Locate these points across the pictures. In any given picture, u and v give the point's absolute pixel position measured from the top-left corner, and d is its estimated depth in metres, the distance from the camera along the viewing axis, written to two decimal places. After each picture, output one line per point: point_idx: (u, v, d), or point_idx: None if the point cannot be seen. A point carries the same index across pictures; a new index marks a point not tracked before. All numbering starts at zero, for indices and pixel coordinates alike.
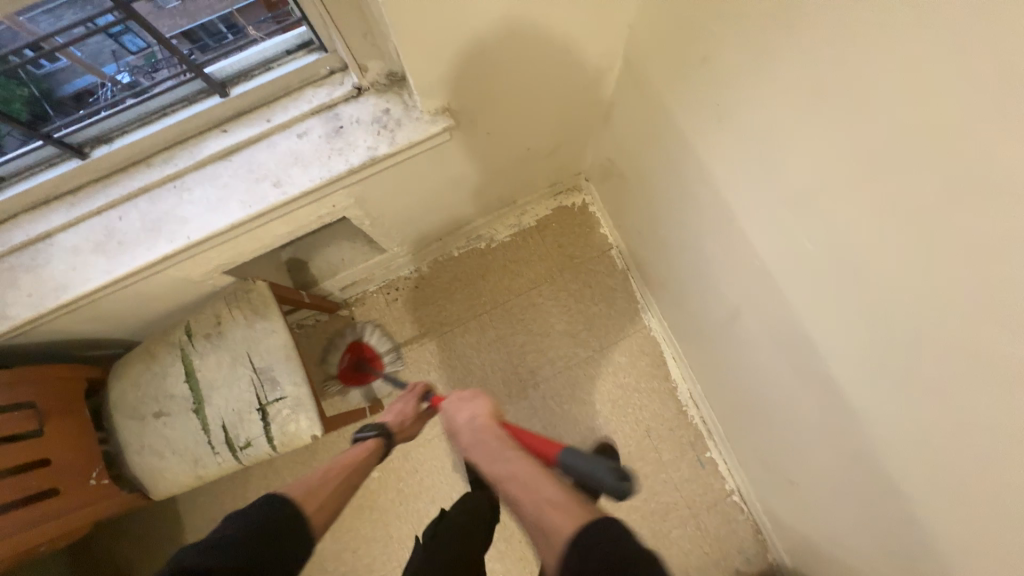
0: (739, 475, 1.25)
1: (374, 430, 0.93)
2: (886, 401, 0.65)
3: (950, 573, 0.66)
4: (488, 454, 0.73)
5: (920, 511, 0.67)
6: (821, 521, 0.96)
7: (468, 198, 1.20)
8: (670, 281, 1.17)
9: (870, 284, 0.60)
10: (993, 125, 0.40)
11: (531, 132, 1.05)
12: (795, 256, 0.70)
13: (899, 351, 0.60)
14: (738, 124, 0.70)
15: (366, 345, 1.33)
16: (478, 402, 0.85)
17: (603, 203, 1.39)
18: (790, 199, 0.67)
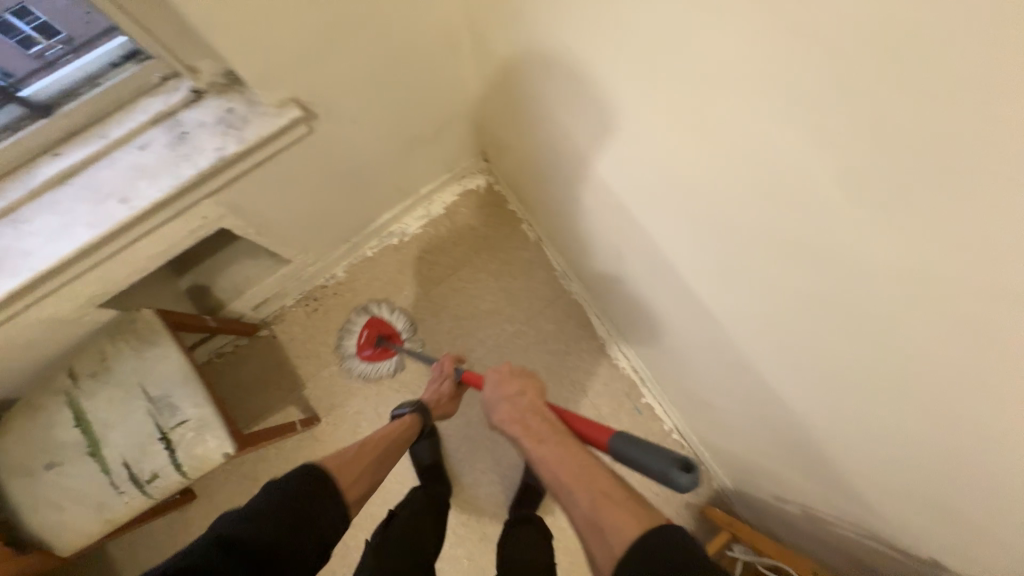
0: (673, 414, 1.31)
1: (413, 407, 1.03)
2: (741, 298, 0.72)
3: (824, 442, 0.73)
4: (535, 435, 0.76)
5: (790, 392, 0.74)
6: (737, 435, 1.02)
7: (362, 193, 1.20)
8: (574, 240, 1.22)
9: (698, 191, 0.66)
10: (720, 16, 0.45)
11: (406, 116, 1.06)
12: (645, 183, 0.76)
13: (736, 246, 0.66)
14: (570, 70, 0.76)
15: (383, 321, 1.34)
16: (525, 379, 0.87)
17: (505, 180, 1.43)
18: (625, 129, 0.72)
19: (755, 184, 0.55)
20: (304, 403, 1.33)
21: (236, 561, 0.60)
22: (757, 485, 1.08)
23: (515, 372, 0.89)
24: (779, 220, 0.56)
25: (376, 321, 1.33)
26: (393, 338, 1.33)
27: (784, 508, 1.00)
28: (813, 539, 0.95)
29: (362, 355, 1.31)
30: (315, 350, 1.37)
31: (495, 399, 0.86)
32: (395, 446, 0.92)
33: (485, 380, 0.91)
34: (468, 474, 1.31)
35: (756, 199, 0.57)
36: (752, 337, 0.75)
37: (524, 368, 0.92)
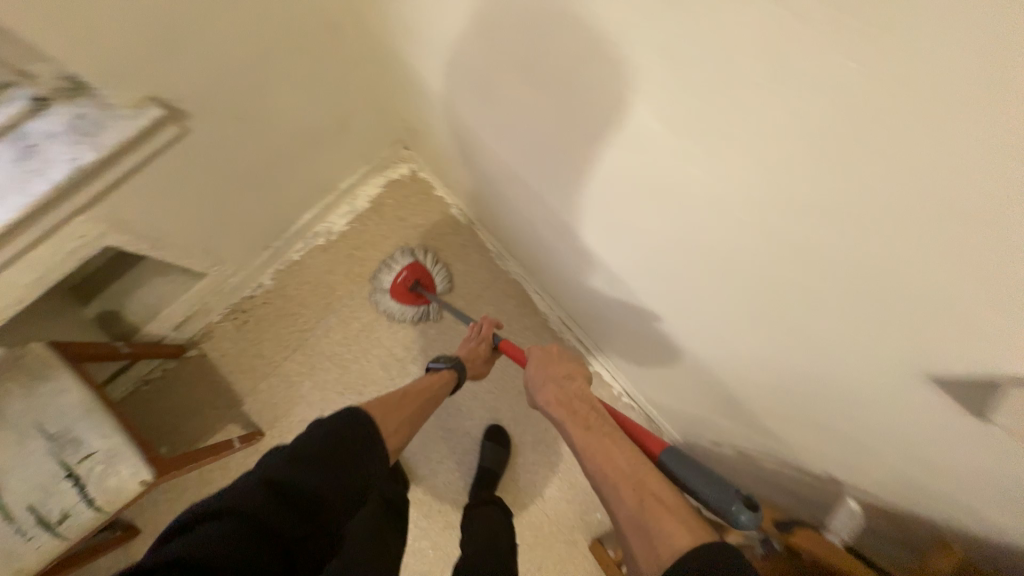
0: (620, 378, 1.34)
1: (449, 362, 1.01)
2: (633, 255, 0.72)
3: (728, 383, 0.75)
4: (582, 421, 0.72)
5: (692, 338, 0.76)
6: (669, 387, 1.05)
7: (271, 192, 1.15)
8: (500, 218, 1.21)
9: (570, 157, 0.65)
10: None
11: (301, 106, 1.01)
12: (529, 152, 0.75)
13: (614, 206, 0.66)
14: (441, 42, 0.74)
15: (423, 269, 1.34)
16: (574, 365, 0.84)
17: (428, 166, 1.40)
18: (499, 98, 0.71)
19: (603, 131, 0.54)
20: (245, 419, 1.28)
21: (281, 506, 0.58)
22: (696, 434, 1.11)
23: (563, 355, 0.86)
24: (631, 166, 0.55)
25: (415, 266, 1.32)
26: (429, 288, 1.33)
27: (720, 451, 1.04)
28: (744, 476, 1.00)
29: (396, 297, 1.31)
30: (251, 363, 1.32)
31: (541, 379, 0.82)
32: (431, 400, 0.90)
33: (529, 356, 0.88)
34: (424, 465, 1.30)
35: (608, 149, 0.56)
36: (653, 291, 0.76)
37: (571, 351, 0.89)
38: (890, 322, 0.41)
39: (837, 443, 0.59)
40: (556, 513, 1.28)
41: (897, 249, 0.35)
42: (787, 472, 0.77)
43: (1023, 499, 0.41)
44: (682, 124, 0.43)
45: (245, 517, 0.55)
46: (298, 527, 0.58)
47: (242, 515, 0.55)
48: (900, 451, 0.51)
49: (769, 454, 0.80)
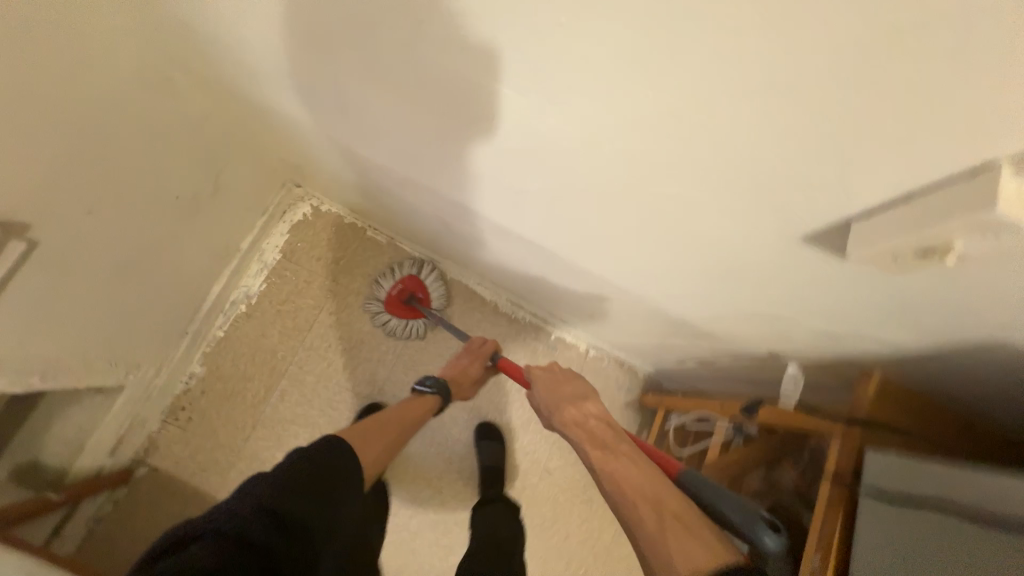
0: (583, 335, 1.38)
1: (435, 387, 1.06)
2: (538, 221, 0.76)
3: (662, 305, 0.81)
4: (599, 440, 0.77)
5: (617, 277, 0.81)
6: (623, 328, 1.10)
7: (163, 275, 1.06)
8: (415, 224, 1.19)
9: (445, 147, 0.67)
10: None
11: (163, 178, 0.93)
12: (409, 154, 0.76)
13: (503, 182, 0.68)
14: (279, 74, 0.71)
15: (419, 283, 1.32)
16: (584, 386, 0.89)
17: (327, 197, 1.34)
18: (358, 112, 0.71)
19: (461, 102, 0.52)
20: None
21: (274, 529, 0.58)
22: (663, 360, 1.18)
23: (569, 378, 0.92)
24: (503, 133, 0.55)
25: (408, 278, 1.31)
26: (424, 300, 1.32)
27: (685, 367, 1.10)
28: (711, 381, 1.07)
29: (389, 309, 1.31)
30: (211, 457, 1.22)
31: (555, 403, 0.88)
32: (414, 426, 0.99)
33: (535, 378, 0.95)
34: (428, 487, 1.28)
35: (475, 124, 0.56)
36: (568, 247, 0.80)
37: (575, 372, 0.95)
38: (759, 205, 0.44)
39: (770, 323, 0.65)
40: (566, 480, 1.32)
41: (739, 139, 0.38)
42: (741, 362, 0.84)
43: (910, 312, 0.48)
44: (522, 77, 0.43)
45: (243, 542, 0.54)
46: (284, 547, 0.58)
47: (239, 540, 0.54)
48: (812, 311, 0.56)
49: (722, 354, 0.86)
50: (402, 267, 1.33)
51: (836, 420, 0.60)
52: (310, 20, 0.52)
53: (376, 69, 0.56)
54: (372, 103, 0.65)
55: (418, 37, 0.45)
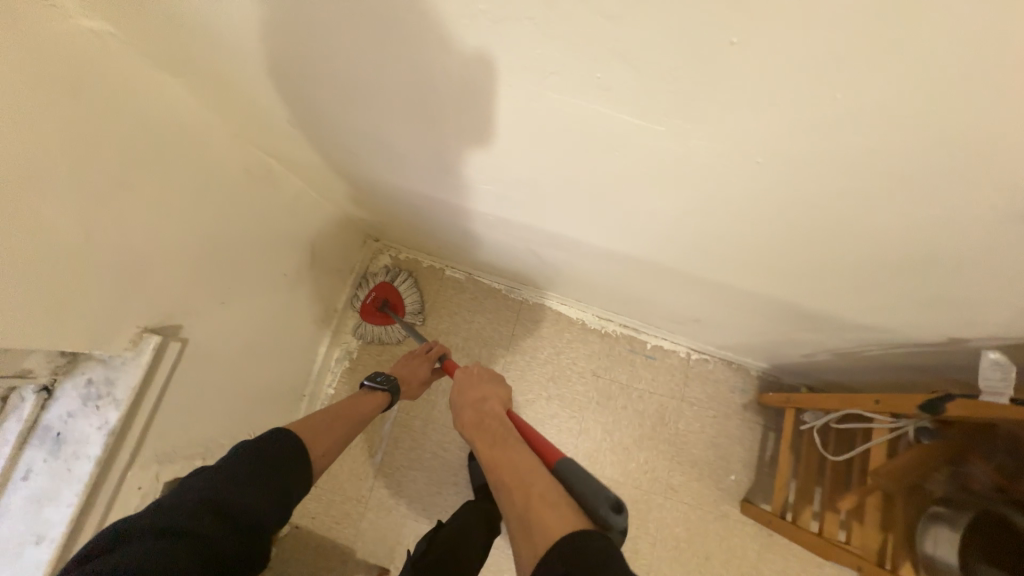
0: (680, 340, 1.30)
1: (387, 383, 1.02)
2: (635, 238, 0.73)
3: (793, 302, 0.74)
4: (490, 433, 0.73)
5: (731, 281, 0.75)
6: (733, 329, 1.03)
7: (280, 345, 1.14)
8: (491, 257, 1.20)
9: (532, 182, 0.68)
10: (418, 59, 0.47)
11: (271, 259, 1.02)
12: (492, 194, 0.78)
13: (595, 206, 0.67)
14: (366, 143, 0.76)
15: (391, 289, 1.36)
16: (488, 387, 0.85)
17: (404, 246, 1.40)
18: (443, 165, 0.74)
19: (556, 139, 0.52)
20: (364, 564, 1.24)
21: (222, 523, 0.60)
22: (783, 355, 1.08)
23: (483, 380, 0.88)
24: (602, 161, 0.54)
25: (380, 286, 1.35)
26: (397, 308, 1.35)
27: (814, 360, 1.00)
28: (848, 372, 0.96)
29: (368, 318, 1.34)
30: (342, 510, 1.28)
31: (458, 405, 0.83)
32: (360, 420, 0.93)
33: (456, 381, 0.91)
34: None
35: (569, 156, 0.56)
36: (669, 258, 0.76)
37: (493, 375, 0.91)
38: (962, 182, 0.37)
39: (950, 306, 0.56)
40: (694, 496, 1.23)
41: (949, 117, 0.32)
42: (897, 349, 0.74)
43: None
44: (640, 111, 0.42)
45: (189, 537, 0.57)
46: (237, 545, 0.61)
47: (189, 534, 0.57)
48: (1011, 285, 0.48)
49: (870, 343, 0.76)
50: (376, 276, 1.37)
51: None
52: (407, 89, 0.54)
53: (465, 123, 0.57)
54: (461, 151, 0.66)
55: (526, 87, 0.44)
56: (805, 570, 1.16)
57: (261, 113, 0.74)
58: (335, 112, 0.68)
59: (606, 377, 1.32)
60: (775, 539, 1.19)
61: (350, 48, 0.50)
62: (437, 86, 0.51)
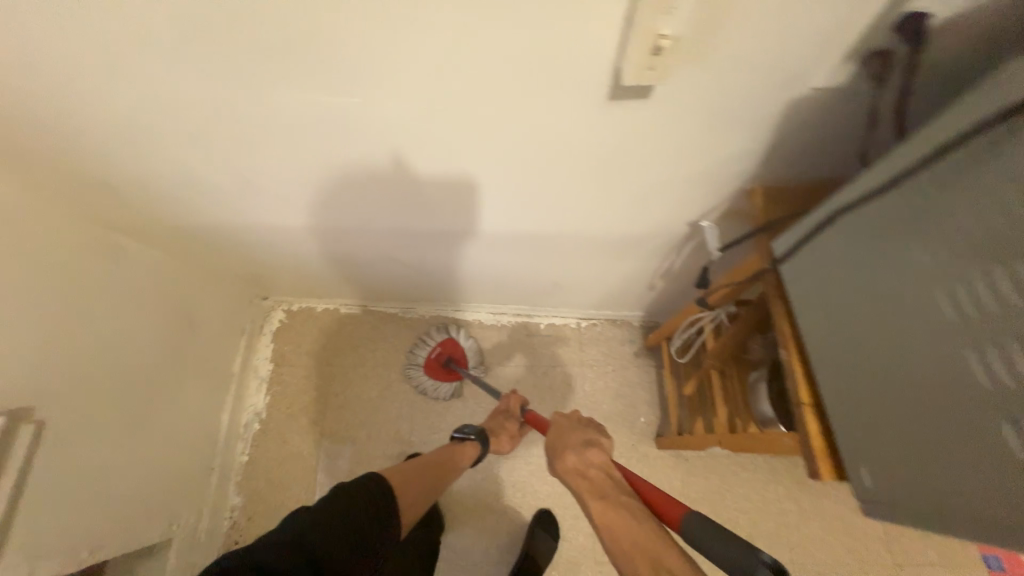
0: (567, 312, 1.44)
1: (476, 432, 1.03)
2: (446, 216, 0.86)
3: (591, 236, 0.89)
4: (598, 490, 0.64)
5: (540, 232, 0.89)
6: (587, 283, 1.17)
7: (170, 420, 1.12)
8: (372, 281, 1.28)
9: (340, 186, 0.78)
10: (179, 91, 0.58)
11: (142, 330, 1.03)
12: (321, 211, 0.88)
13: (396, 195, 0.79)
14: (195, 193, 0.84)
15: (456, 344, 1.37)
16: (592, 431, 0.74)
17: (294, 296, 1.44)
18: (267, 193, 0.83)
19: (322, 131, 0.64)
20: None
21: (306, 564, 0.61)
22: (639, 295, 1.24)
23: (583, 424, 0.77)
24: (364, 143, 0.66)
25: (447, 343, 1.35)
26: (462, 361, 1.36)
27: (658, 289, 1.16)
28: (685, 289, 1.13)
29: (427, 370, 1.36)
30: None
31: (557, 448, 0.73)
32: (452, 473, 0.94)
33: (551, 422, 0.80)
34: (488, 513, 1.28)
35: (342, 148, 0.67)
36: (486, 226, 0.89)
37: (596, 421, 0.79)
38: (568, 96, 0.52)
39: (668, 201, 0.73)
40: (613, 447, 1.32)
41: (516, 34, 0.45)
42: (683, 251, 0.91)
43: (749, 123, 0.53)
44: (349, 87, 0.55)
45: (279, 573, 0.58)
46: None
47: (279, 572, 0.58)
48: (677, 173, 0.65)
49: (667, 253, 0.93)
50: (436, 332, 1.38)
51: (745, 240, 0.65)
52: (181, 124, 0.64)
53: (250, 140, 0.67)
54: (267, 174, 0.76)
55: (267, 90, 0.57)
56: (723, 482, 1.27)
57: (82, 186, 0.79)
58: (146, 167, 0.75)
59: (511, 364, 1.41)
60: (692, 463, 1.29)
61: (125, 98, 0.59)
62: (210, 112, 0.61)
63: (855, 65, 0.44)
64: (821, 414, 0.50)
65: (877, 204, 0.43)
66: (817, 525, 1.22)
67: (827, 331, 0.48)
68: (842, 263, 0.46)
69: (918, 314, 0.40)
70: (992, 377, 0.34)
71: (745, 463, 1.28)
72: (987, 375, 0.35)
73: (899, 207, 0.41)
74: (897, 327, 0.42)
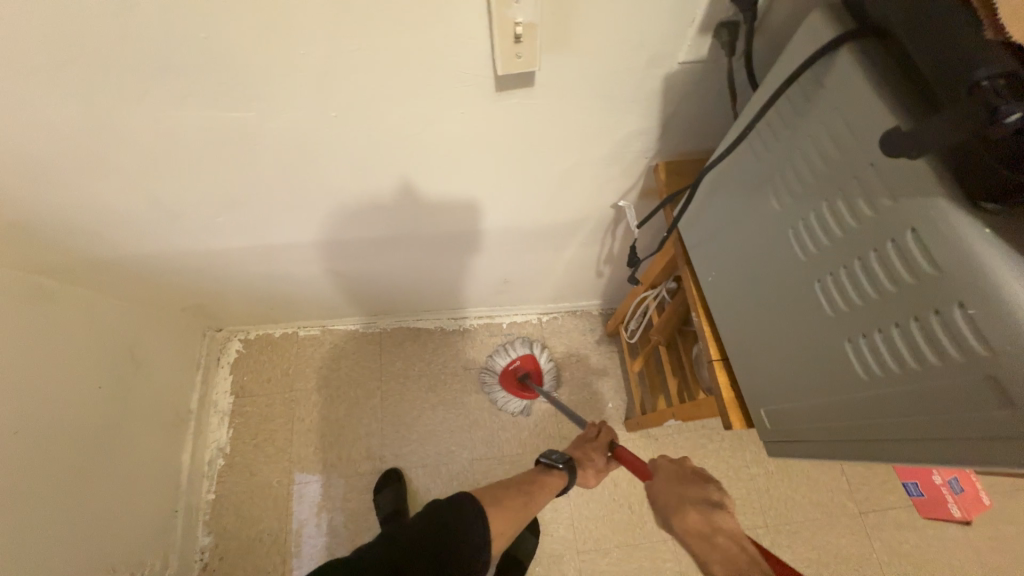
0: (526, 309, 1.45)
1: (564, 460, 0.92)
2: (378, 225, 0.86)
3: (525, 228, 0.91)
4: (728, 558, 0.59)
5: (475, 231, 0.91)
6: (537, 277, 1.19)
7: (122, 467, 1.08)
8: (325, 300, 1.27)
9: (267, 205, 0.78)
10: (73, 122, 0.57)
11: (82, 376, 0.99)
12: (252, 233, 0.87)
13: (321, 208, 0.80)
14: (117, 229, 0.81)
15: (533, 359, 1.37)
16: (714, 491, 0.71)
17: (248, 325, 1.41)
18: (191, 220, 0.81)
19: (231, 149, 0.64)
20: None
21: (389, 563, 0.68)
22: (590, 283, 1.26)
23: (699, 480, 0.73)
24: (277, 157, 0.66)
25: (527, 356, 1.36)
26: (538, 378, 1.36)
27: (606, 275, 1.19)
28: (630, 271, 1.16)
29: (502, 379, 1.36)
30: None
31: (674, 501, 0.70)
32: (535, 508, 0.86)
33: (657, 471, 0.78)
34: None
35: (255, 163, 0.67)
36: (422, 230, 0.89)
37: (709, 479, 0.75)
38: (460, 91, 0.54)
39: (587, 187, 0.76)
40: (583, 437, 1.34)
41: (396, 29, 0.47)
42: (617, 234, 0.94)
43: (635, 103, 0.56)
44: (247, 98, 0.55)
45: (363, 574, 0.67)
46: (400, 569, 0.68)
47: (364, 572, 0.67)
48: (587, 159, 0.68)
49: (603, 238, 0.96)
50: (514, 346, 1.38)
51: (654, 216, 0.70)
52: (81, 157, 0.63)
53: (161, 166, 0.66)
54: (187, 201, 0.75)
55: (162, 111, 0.56)
56: (693, 455, 1.30)
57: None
58: (55, 209, 0.73)
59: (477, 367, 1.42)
60: (661, 441, 1.32)
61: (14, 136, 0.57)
62: (109, 141, 0.60)
63: (710, 36, 0.47)
64: (728, 368, 0.53)
65: (733, 161, 0.45)
66: (785, 485, 1.27)
67: (718, 288, 0.51)
68: (719, 220, 0.49)
69: (775, 258, 0.41)
70: (829, 311, 0.37)
71: (712, 434, 1.31)
72: (827, 301, 0.37)
73: (747, 160, 0.43)
74: (763, 274, 0.43)
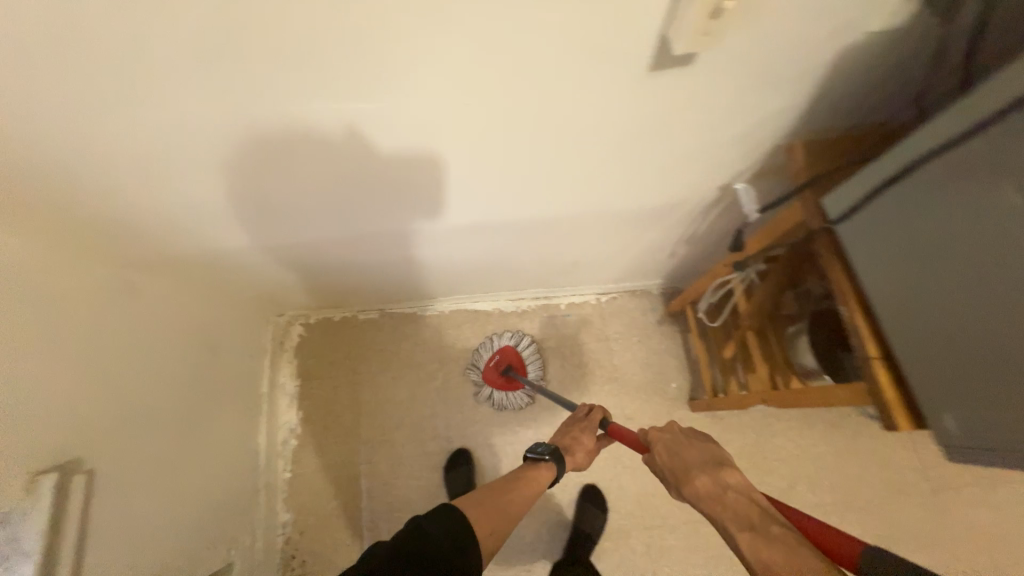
0: (586, 290, 1.43)
1: (548, 451, 0.87)
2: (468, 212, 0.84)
3: (615, 212, 0.87)
4: (739, 516, 0.54)
5: (563, 215, 0.88)
6: (607, 260, 1.16)
7: (210, 450, 1.12)
8: (389, 285, 1.26)
9: (361, 196, 0.76)
10: (198, 129, 0.54)
11: (171, 366, 1.01)
12: (337, 223, 0.85)
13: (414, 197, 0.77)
14: (206, 226, 0.80)
15: (511, 351, 1.36)
16: (717, 451, 0.65)
17: (308, 309, 1.41)
18: (282, 214, 0.79)
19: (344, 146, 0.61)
20: None
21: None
22: (659, 264, 1.23)
23: (703, 443, 0.67)
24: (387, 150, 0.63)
25: (505, 349, 1.36)
26: (520, 369, 1.35)
27: (680, 255, 1.16)
28: (706, 251, 1.12)
29: (484, 377, 1.35)
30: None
31: (681, 469, 0.65)
32: (525, 502, 0.82)
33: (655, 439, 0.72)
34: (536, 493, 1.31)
35: (361, 158, 0.64)
36: (511, 216, 0.87)
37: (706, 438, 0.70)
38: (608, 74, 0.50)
39: (700, 169, 0.71)
40: (647, 416, 1.35)
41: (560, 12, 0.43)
42: (710, 214, 0.90)
43: (796, 80, 0.51)
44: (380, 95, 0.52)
45: None
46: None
47: None
48: (714, 141, 0.63)
49: (693, 219, 0.92)
50: (501, 338, 1.38)
51: (786, 201, 0.65)
52: (193, 159, 0.61)
53: (266, 163, 0.64)
54: (285, 195, 0.73)
55: (286, 113, 0.53)
56: (760, 434, 1.30)
57: (93, 237, 0.75)
58: (154, 210, 0.72)
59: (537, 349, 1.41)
60: (727, 420, 1.32)
61: (132, 141, 0.55)
62: (226, 143, 0.58)
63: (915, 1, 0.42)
64: (894, 367, 0.52)
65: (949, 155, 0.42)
66: (855, 462, 1.26)
67: (901, 287, 0.49)
68: (914, 217, 0.46)
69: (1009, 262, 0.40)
70: None
71: (779, 413, 1.30)
72: None
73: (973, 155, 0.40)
74: (987, 277, 0.41)
